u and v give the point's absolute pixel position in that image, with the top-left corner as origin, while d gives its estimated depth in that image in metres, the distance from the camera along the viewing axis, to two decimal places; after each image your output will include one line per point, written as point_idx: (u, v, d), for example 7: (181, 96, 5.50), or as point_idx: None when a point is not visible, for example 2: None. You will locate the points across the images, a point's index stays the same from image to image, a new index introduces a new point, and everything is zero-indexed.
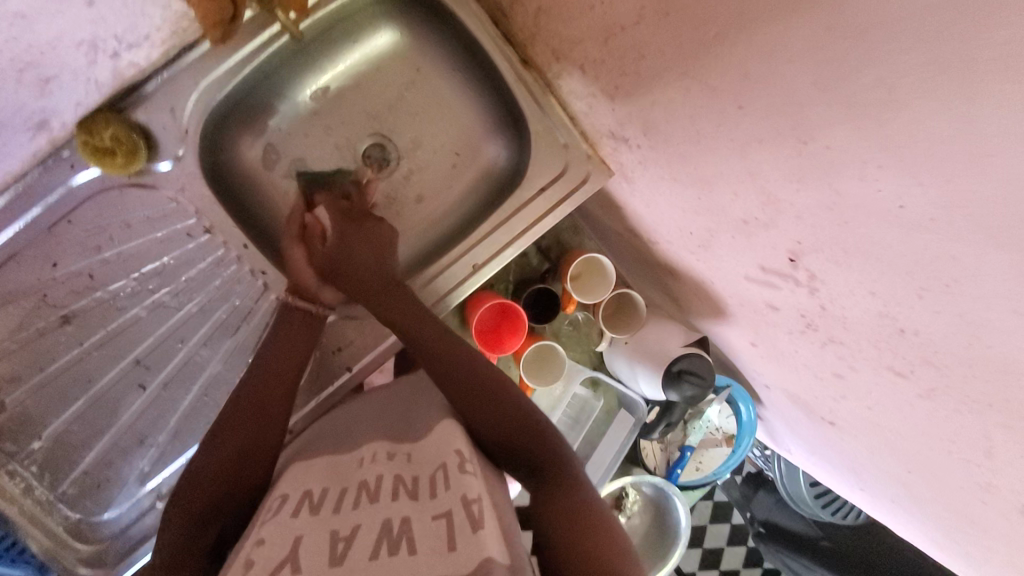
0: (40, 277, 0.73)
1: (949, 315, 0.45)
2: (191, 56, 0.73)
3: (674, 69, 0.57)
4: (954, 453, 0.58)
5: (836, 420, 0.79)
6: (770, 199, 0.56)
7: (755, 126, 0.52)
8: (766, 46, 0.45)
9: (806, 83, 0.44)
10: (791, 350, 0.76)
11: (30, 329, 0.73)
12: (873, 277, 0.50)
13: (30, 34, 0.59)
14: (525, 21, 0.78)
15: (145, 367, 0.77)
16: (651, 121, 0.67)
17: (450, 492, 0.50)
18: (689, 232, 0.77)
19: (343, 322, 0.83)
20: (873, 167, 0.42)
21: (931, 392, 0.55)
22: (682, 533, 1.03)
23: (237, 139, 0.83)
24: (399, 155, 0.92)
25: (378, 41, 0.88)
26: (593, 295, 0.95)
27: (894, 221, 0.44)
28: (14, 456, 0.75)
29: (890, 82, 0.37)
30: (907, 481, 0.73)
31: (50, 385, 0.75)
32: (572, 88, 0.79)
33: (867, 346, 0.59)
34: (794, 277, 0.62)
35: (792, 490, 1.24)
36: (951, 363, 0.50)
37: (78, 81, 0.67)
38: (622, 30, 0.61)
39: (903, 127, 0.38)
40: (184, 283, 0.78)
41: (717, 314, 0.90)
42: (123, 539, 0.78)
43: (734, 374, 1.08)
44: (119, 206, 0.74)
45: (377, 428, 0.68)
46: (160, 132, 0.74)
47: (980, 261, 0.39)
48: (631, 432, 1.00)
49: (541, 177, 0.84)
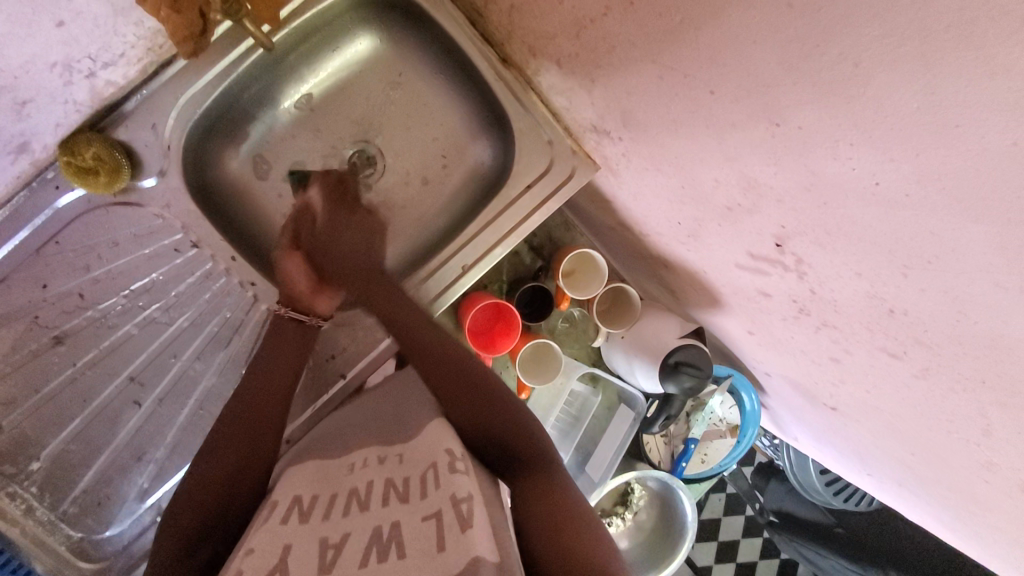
0: (31, 299, 0.73)
1: (934, 293, 0.45)
2: (169, 72, 0.74)
3: (645, 58, 0.57)
4: (953, 432, 0.57)
5: (838, 405, 0.78)
6: (750, 184, 0.55)
7: (728, 110, 0.51)
8: (730, 29, 0.45)
9: (772, 63, 0.43)
10: (786, 337, 0.75)
11: (23, 351, 0.74)
12: (858, 257, 0.49)
13: (1, 59, 0.60)
14: (500, 19, 0.78)
15: (140, 383, 0.78)
16: (629, 112, 0.67)
17: (440, 491, 0.50)
18: (677, 222, 0.76)
19: (335, 329, 0.83)
20: (845, 146, 0.42)
21: (925, 372, 0.54)
22: (689, 526, 1.02)
23: (222, 152, 0.84)
24: (385, 161, 0.92)
25: (357, 47, 0.88)
26: (586, 290, 0.95)
27: (872, 199, 0.43)
28: (14, 478, 0.75)
29: (853, 58, 0.37)
30: (912, 464, 0.72)
31: (45, 406, 0.75)
32: (551, 83, 0.79)
33: (859, 328, 0.58)
34: (782, 263, 0.61)
35: (803, 480, 1.20)
36: (941, 341, 0.49)
37: (55, 103, 0.68)
38: (592, 22, 0.61)
39: (869, 102, 0.38)
40: (174, 298, 0.78)
41: (713, 303, 0.89)
42: (126, 556, 0.78)
43: (735, 364, 1.06)
44: (106, 225, 0.75)
45: (368, 432, 0.68)
46: (143, 150, 0.74)
47: (959, 235, 0.38)
48: (634, 423, 1.00)
49: (527, 174, 0.84)
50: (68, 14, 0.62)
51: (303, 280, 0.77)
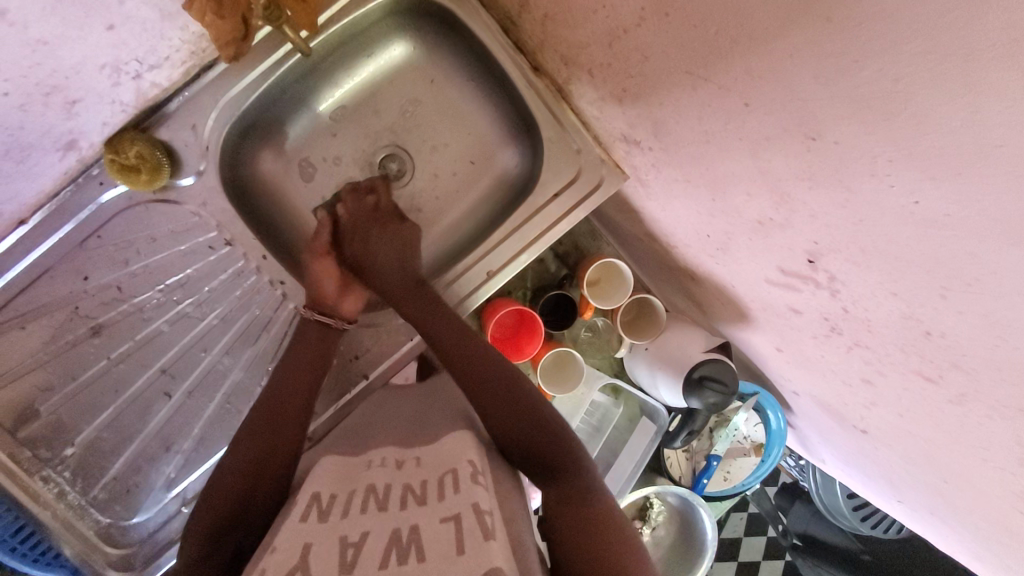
0: (72, 290, 0.76)
1: (974, 316, 0.43)
2: (209, 76, 0.77)
3: (678, 68, 0.56)
4: (989, 461, 0.54)
5: (869, 428, 0.75)
6: (783, 198, 0.54)
7: (762, 124, 0.50)
8: (765, 43, 0.44)
9: (809, 78, 0.42)
10: (817, 355, 0.73)
11: (62, 341, 0.77)
12: (892, 277, 0.48)
13: (54, 60, 0.62)
14: (532, 28, 0.79)
15: (171, 376, 0.80)
16: (660, 123, 0.66)
17: (460, 497, 0.50)
18: (706, 235, 0.75)
19: (359, 330, 0.84)
20: (883, 162, 0.41)
21: (962, 398, 0.52)
22: (708, 546, 1.00)
23: (257, 153, 0.86)
24: (414, 166, 0.93)
25: (391, 53, 0.89)
26: (611, 300, 0.94)
27: (910, 218, 0.41)
28: (48, 461, 0.78)
29: (893, 73, 0.36)
30: (946, 493, 0.69)
31: (82, 393, 0.78)
32: (582, 93, 0.79)
33: (893, 349, 0.56)
34: (813, 279, 0.60)
35: (829, 502, 1.18)
36: (979, 367, 0.46)
37: (102, 103, 0.71)
38: (625, 32, 0.61)
39: (910, 117, 0.37)
40: (206, 294, 0.80)
41: (741, 318, 0.87)
42: (150, 543, 0.80)
43: (761, 380, 1.04)
44: (146, 221, 0.77)
45: (389, 431, 0.69)
46: (182, 150, 0.77)
47: (1001, 258, 0.37)
48: (654, 438, 0.98)
49: (554, 182, 0.84)
50: (118, 18, 0.63)
51: (331, 284, 0.81)
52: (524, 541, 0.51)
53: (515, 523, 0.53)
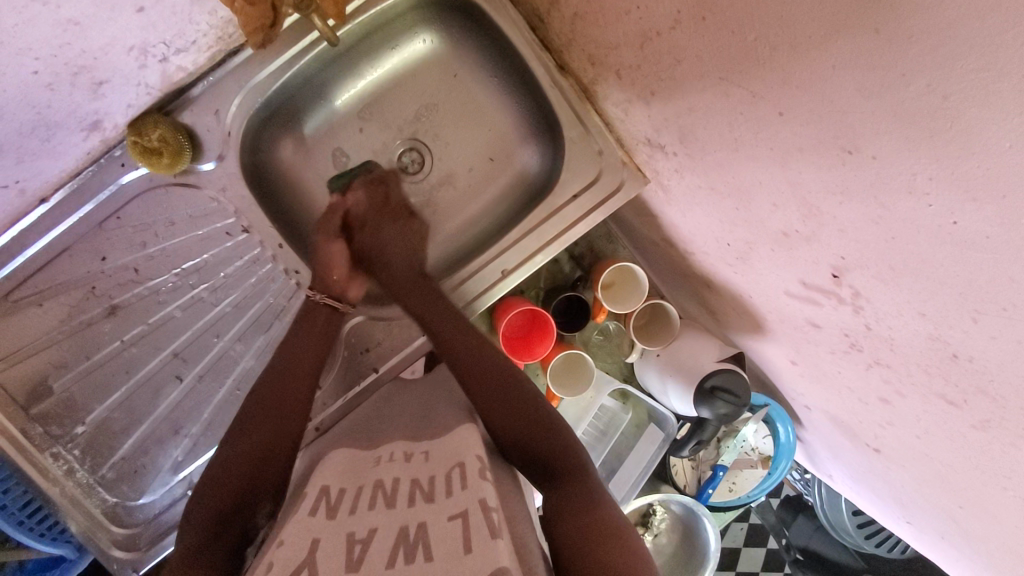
0: (91, 271, 0.76)
1: (1007, 341, 0.41)
2: (236, 61, 0.77)
3: (711, 73, 0.55)
4: (1010, 490, 0.53)
5: (882, 448, 0.74)
6: (811, 211, 0.53)
7: (796, 135, 0.49)
8: (807, 50, 0.43)
9: (851, 90, 0.41)
10: (833, 371, 0.72)
11: (78, 319, 0.77)
12: (921, 298, 0.47)
13: (84, 41, 0.62)
14: (561, 25, 0.78)
15: (182, 360, 0.80)
16: (687, 129, 0.66)
17: (468, 492, 0.49)
18: (726, 243, 0.74)
19: (370, 323, 0.84)
20: (923, 180, 0.40)
21: (985, 424, 0.50)
22: (711, 555, 0.99)
23: (277, 140, 0.86)
24: (433, 160, 0.92)
25: (416, 47, 0.89)
26: (624, 305, 0.92)
27: (947, 238, 0.41)
28: (58, 438, 0.78)
29: (942, 90, 0.35)
30: (960, 519, 0.68)
31: (95, 373, 0.78)
32: (609, 94, 0.78)
33: (916, 370, 0.55)
34: (836, 295, 0.59)
35: (833, 518, 1.15)
36: (1007, 394, 0.45)
37: (129, 84, 0.71)
38: (658, 34, 0.60)
39: (956, 136, 0.36)
40: (222, 279, 0.80)
41: (755, 329, 0.86)
42: (155, 525, 0.81)
43: (773, 393, 1.03)
44: (164, 204, 0.78)
45: (398, 427, 0.69)
46: (204, 134, 0.77)
47: None
48: (660, 447, 0.98)
49: (574, 183, 0.83)
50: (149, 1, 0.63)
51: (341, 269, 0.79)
52: (528, 544, 0.50)
53: (522, 525, 0.53)
